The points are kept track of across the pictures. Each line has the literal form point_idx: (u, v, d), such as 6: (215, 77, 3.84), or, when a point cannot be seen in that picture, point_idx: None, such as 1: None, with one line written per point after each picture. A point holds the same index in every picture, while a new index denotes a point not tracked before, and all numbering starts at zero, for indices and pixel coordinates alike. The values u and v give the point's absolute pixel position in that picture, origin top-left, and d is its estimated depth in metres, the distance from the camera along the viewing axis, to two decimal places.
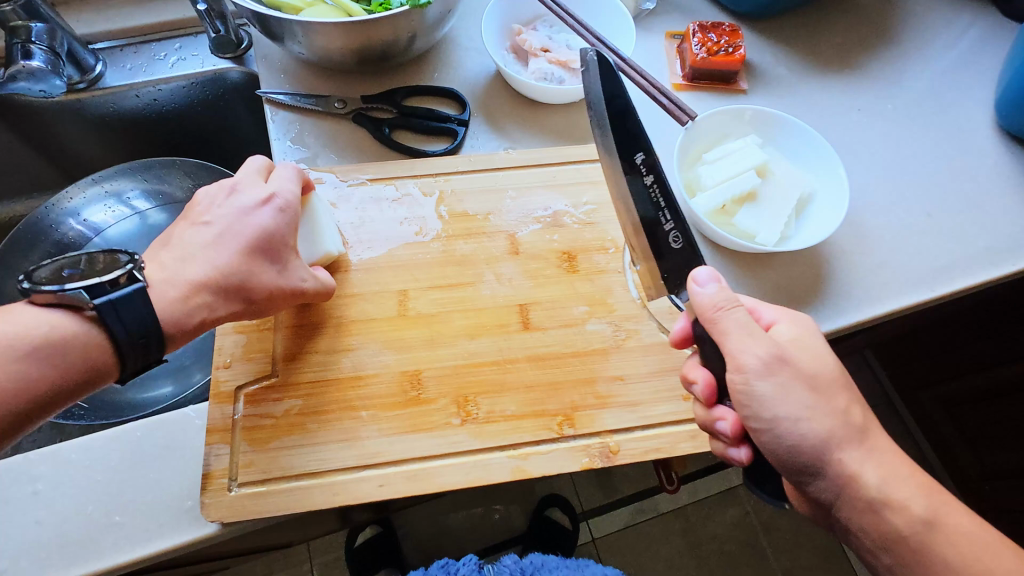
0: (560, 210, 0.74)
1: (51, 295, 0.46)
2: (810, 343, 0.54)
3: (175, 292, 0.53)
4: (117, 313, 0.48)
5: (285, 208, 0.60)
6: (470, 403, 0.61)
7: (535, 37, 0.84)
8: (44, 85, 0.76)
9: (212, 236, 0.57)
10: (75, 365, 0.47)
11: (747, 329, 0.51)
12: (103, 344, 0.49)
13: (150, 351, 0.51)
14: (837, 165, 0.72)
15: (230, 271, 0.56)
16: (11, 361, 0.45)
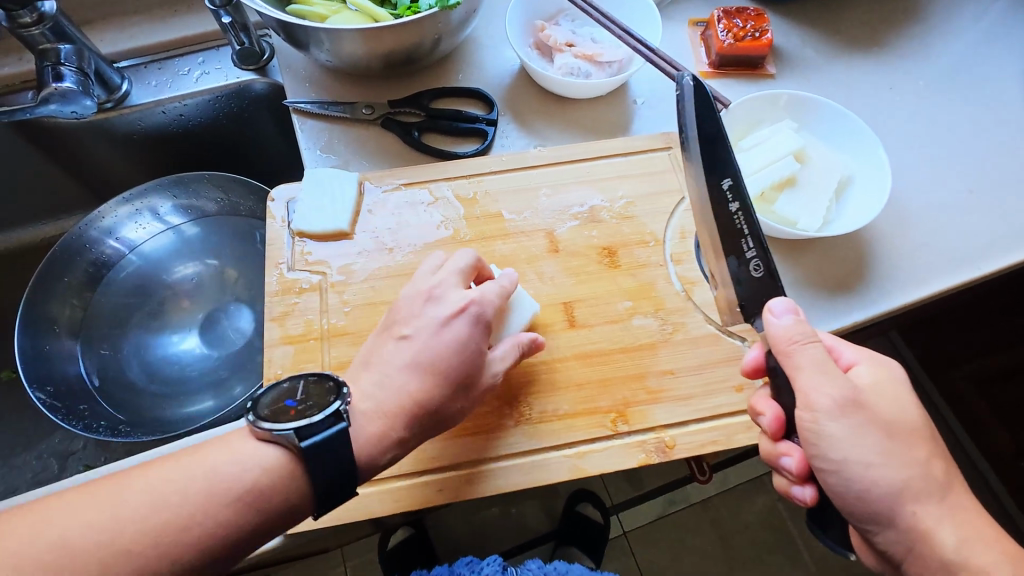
0: (596, 205, 0.73)
1: (268, 433, 0.47)
2: (894, 379, 0.53)
3: (374, 427, 0.51)
4: (317, 457, 0.47)
5: (478, 315, 0.56)
6: (523, 403, 0.61)
7: (559, 32, 0.83)
8: (75, 106, 0.77)
9: (410, 354, 0.54)
10: (271, 506, 0.47)
11: (834, 370, 0.50)
12: (302, 484, 0.48)
13: (342, 492, 0.49)
14: (875, 145, 0.71)
15: (422, 400, 0.53)
16: (223, 506, 0.45)
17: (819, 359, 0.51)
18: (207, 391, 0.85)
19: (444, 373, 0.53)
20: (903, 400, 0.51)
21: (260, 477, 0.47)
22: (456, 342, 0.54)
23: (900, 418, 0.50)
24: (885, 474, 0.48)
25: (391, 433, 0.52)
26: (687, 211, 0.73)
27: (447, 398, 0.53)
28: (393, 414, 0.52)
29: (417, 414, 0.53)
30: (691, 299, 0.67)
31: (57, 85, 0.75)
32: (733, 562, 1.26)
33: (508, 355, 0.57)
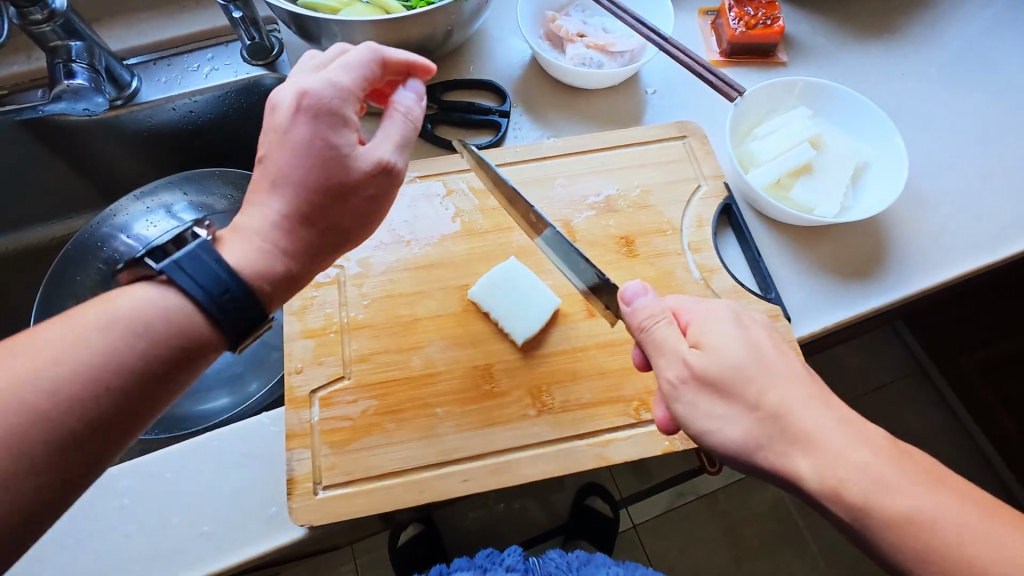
0: (612, 194, 0.73)
1: (139, 272, 0.45)
2: (728, 326, 0.50)
3: (255, 251, 0.47)
4: (191, 272, 0.44)
5: (317, 111, 0.49)
6: (545, 393, 0.61)
7: (570, 23, 0.83)
8: (87, 104, 0.76)
9: (276, 175, 0.49)
10: (156, 347, 0.42)
11: (665, 345, 0.51)
12: (192, 314, 0.44)
13: (241, 305, 0.45)
14: (892, 131, 0.71)
15: (302, 216, 0.49)
16: (96, 331, 0.41)
17: (659, 335, 0.51)
18: (222, 389, 0.85)
19: (316, 190, 0.49)
20: (723, 346, 0.49)
21: (129, 319, 0.42)
22: (328, 143, 0.48)
23: (734, 365, 0.48)
24: (734, 426, 0.47)
25: (274, 250, 0.48)
26: (702, 200, 0.73)
27: (321, 205, 0.49)
28: (271, 228, 0.48)
29: (300, 222, 0.49)
30: (709, 287, 0.67)
31: (69, 82, 0.75)
32: (742, 554, 1.26)
33: (395, 132, 0.52)
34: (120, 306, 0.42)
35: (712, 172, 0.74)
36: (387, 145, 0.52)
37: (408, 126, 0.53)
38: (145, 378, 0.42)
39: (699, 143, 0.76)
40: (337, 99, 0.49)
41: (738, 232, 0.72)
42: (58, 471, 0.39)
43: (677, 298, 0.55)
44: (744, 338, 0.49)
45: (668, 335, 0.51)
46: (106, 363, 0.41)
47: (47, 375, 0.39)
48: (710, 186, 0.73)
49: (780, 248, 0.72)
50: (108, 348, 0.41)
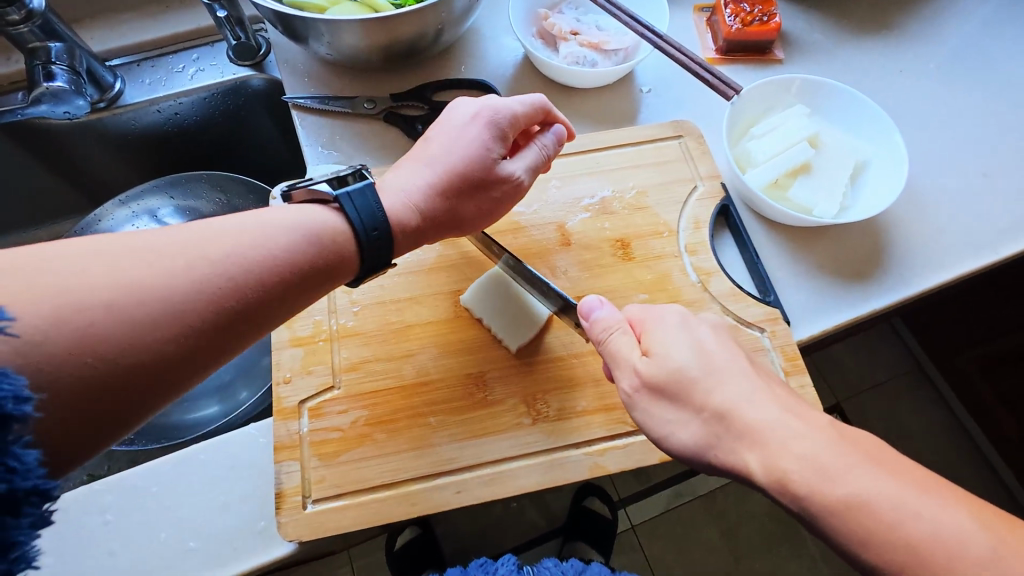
0: (607, 196, 0.71)
1: (307, 192, 0.51)
2: (675, 330, 0.49)
3: (400, 198, 0.52)
4: (358, 205, 0.49)
5: (493, 123, 0.56)
6: (541, 401, 0.60)
7: (563, 20, 0.82)
8: (68, 107, 0.76)
9: (435, 154, 0.55)
10: (312, 258, 0.46)
11: (619, 357, 0.49)
12: (346, 237, 0.48)
13: (380, 246, 0.50)
14: (892, 129, 0.69)
15: (442, 190, 0.53)
16: (286, 234, 0.45)
17: (612, 347, 0.50)
18: (210, 398, 0.83)
19: (461, 174, 0.54)
20: (671, 350, 0.47)
21: (298, 228, 0.46)
22: (486, 143, 0.55)
23: (684, 371, 0.46)
24: (687, 429, 0.45)
25: (411, 209, 0.52)
26: (700, 201, 0.71)
27: (462, 188, 0.54)
28: (419, 191, 0.53)
29: (442, 195, 0.53)
30: (707, 291, 0.66)
31: (48, 85, 0.73)
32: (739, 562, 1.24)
33: (533, 157, 0.59)
34: (294, 215, 0.47)
35: (708, 172, 0.73)
36: (524, 165, 0.58)
37: (545, 155, 0.59)
38: (290, 285, 0.45)
39: (696, 143, 0.75)
40: (505, 116, 0.56)
41: (736, 234, 0.71)
42: (192, 336, 0.39)
43: (633, 307, 0.53)
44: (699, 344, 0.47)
45: (621, 345, 0.50)
46: (269, 259, 0.43)
47: (219, 253, 0.41)
48: (707, 186, 0.72)
49: (779, 250, 0.71)
50: (272, 244, 0.44)
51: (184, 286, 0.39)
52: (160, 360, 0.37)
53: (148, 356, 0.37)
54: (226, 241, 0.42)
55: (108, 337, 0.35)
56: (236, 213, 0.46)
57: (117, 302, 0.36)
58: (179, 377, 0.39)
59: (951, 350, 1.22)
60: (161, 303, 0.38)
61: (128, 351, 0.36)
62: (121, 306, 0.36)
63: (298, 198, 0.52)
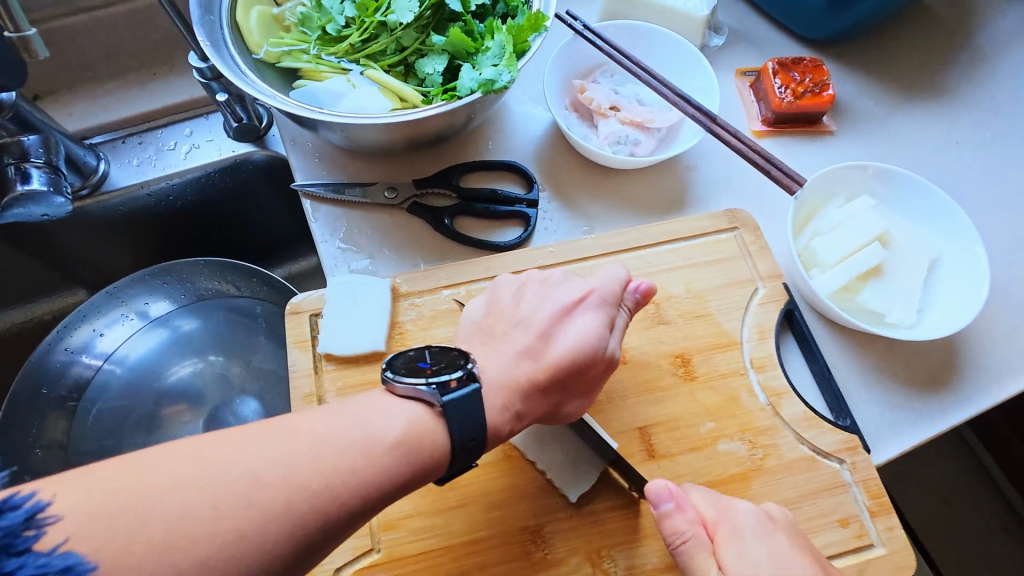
0: (661, 300, 0.65)
1: (409, 389, 0.44)
2: (752, 538, 0.44)
3: (501, 394, 0.48)
4: (462, 416, 0.44)
5: (597, 307, 0.53)
6: (606, 558, 0.53)
7: (601, 93, 0.75)
8: (45, 207, 0.65)
9: (526, 345, 0.51)
10: (407, 474, 0.41)
11: (696, 574, 0.44)
12: (444, 447, 0.43)
13: (471, 454, 0.45)
14: (967, 228, 0.64)
15: (543, 382, 0.49)
16: (383, 452, 0.41)
17: (687, 560, 0.45)
18: None
19: (561, 367, 0.50)
20: (748, 570, 0.42)
21: (395, 441, 0.41)
22: (581, 330, 0.51)
23: None
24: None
25: (511, 410, 0.48)
26: (761, 306, 0.65)
27: (564, 380, 0.50)
28: (515, 390, 0.48)
29: (540, 390, 0.49)
30: (778, 414, 0.60)
31: (22, 187, 0.63)
32: None
33: (621, 323, 0.54)
34: (397, 428, 0.42)
35: (768, 271, 0.67)
36: (617, 338, 0.53)
37: (630, 318, 0.55)
38: (380, 501, 0.41)
39: (753, 236, 0.68)
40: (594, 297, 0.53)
41: (802, 342, 0.65)
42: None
43: (702, 499, 0.48)
44: (780, 558, 0.43)
45: (697, 560, 0.45)
46: (364, 481, 0.39)
47: (320, 483, 0.38)
48: (768, 288, 0.66)
49: (847, 358, 0.65)
50: (368, 461, 0.40)
51: (277, 528, 0.36)
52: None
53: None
54: (322, 462, 0.38)
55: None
56: (336, 415, 0.42)
57: (215, 558, 0.33)
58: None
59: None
60: (254, 552, 0.35)
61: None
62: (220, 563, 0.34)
63: (398, 391, 0.44)
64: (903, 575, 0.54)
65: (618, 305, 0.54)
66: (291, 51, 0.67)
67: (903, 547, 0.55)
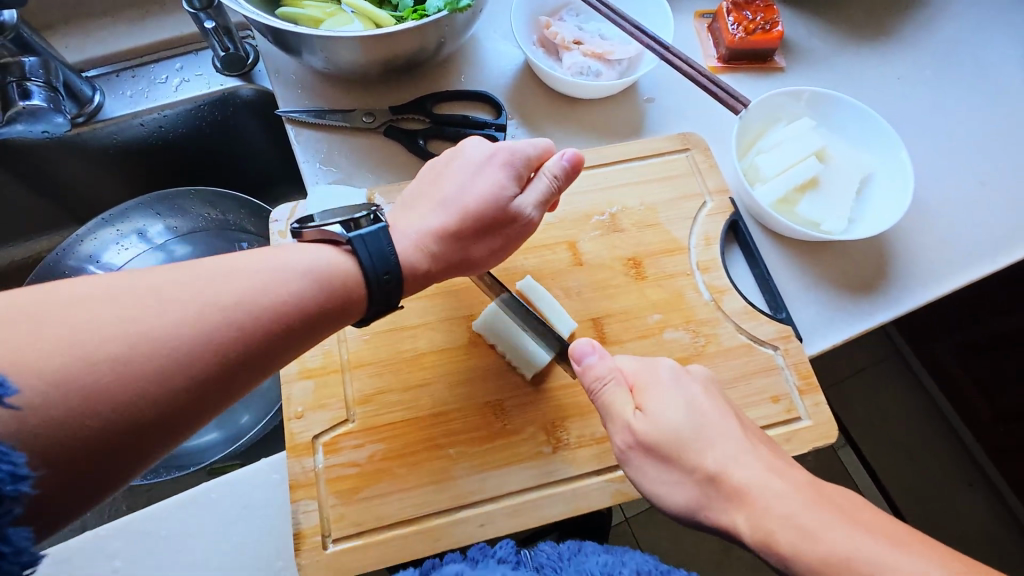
0: (617, 211, 0.70)
1: (320, 233, 0.49)
2: (670, 386, 0.51)
3: (411, 241, 0.52)
4: (369, 249, 0.48)
5: (512, 168, 0.55)
6: (560, 428, 0.59)
7: (566, 29, 0.80)
8: (45, 125, 0.71)
9: (442, 199, 0.54)
10: (319, 303, 0.45)
11: (613, 411, 0.51)
12: (356, 278, 0.47)
13: (387, 287, 0.48)
14: (896, 144, 0.70)
15: (451, 234, 0.53)
16: (296, 279, 0.44)
17: (607, 400, 0.52)
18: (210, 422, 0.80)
19: (470, 218, 0.53)
20: (665, 410, 0.50)
21: (305, 271, 0.45)
22: (490, 188, 0.54)
23: (674, 428, 0.48)
24: (677, 491, 0.48)
25: (421, 255, 0.52)
26: (709, 216, 0.71)
27: (474, 235, 0.54)
28: (425, 237, 0.52)
29: (449, 239, 0.53)
30: (719, 309, 0.66)
31: (24, 103, 0.68)
32: None
33: (541, 187, 0.56)
34: (304, 260, 0.45)
35: (717, 187, 0.72)
36: (532, 199, 0.55)
37: (555, 184, 0.56)
38: (291, 334, 0.44)
39: (703, 156, 0.74)
40: (510, 155, 0.55)
41: (746, 250, 0.71)
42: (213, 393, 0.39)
43: (627, 359, 0.55)
44: (689, 403, 0.50)
45: (616, 398, 0.51)
46: (276, 308, 0.42)
47: (235, 300, 0.40)
48: (716, 202, 0.72)
49: (788, 266, 0.71)
50: (280, 291, 0.43)
51: (189, 337, 0.38)
52: (160, 412, 0.36)
53: (153, 409, 0.36)
54: (234, 285, 0.41)
55: (112, 395, 0.34)
56: (242, 256, 0.44)
57: (124, 357, 0.35)
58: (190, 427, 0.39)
59: (925, 325, 1.14)
60: (164, 357, 0.37)
61: (137, 405, 0.35)
62: (131, 362, 0.35)
63: (311, 238, 0.50)
64: (826, 443, 0.60)
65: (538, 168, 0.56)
66: None
67: (827, 420, 0.61)
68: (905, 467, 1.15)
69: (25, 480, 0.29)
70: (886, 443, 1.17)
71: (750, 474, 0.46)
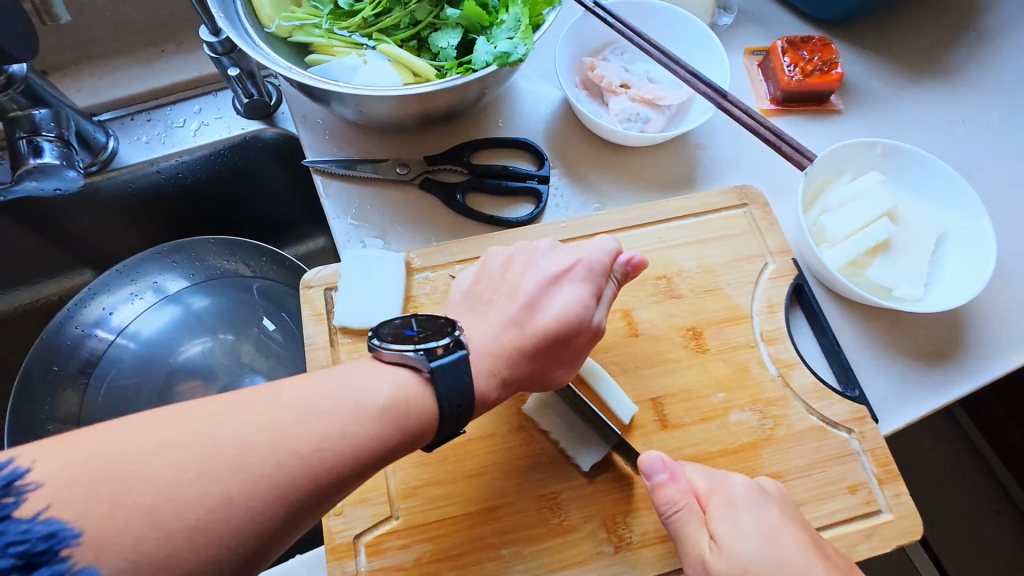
0: (673, 275, 0.65)
1: (398, 353, 0.43)
2: (747, 513, 0.46)
3: (487, 360, 0.48)
4: (449, 381, 0.42)
5: (587, 277, 0.52)
6: (622, 524, 0.54)
7: (611, 71, 0.75)
8: (57, 181, 0.65)
9: (513, 313, 0.50)
10: (395, 438, 0.40)
11: (686, 545, 0.46)
12: (429, 406, 0.42)
13: (461, 420, 0.43)
14: (976, 203, 0.65)
15: (528, 349, 0.49)
16: (373, 418, 0.40)
17: (680, 529, 0.47)
18: None
19: (546, 334, 0.49)
20: (743, 543, 0.44)
21: (386, 405, 0.41)
22: (568, 300, 0.51)
23: (755, 565, 0.43)
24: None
25: (494, 379, 0.48)
26: (771, 280, 0.66)
27: (552, 348, 0.50)
28: (502, 355, 0.48)
29: (527, 354, 0.49)
30: (787, 386, 0.61)
31: (35, 161, 0.63)
32: None
33: (608, 296, 0.53)
34: (389, 393, 0.41)
35: (778, 246, 0.67)
36: (604, 310, 0.52)
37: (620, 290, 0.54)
38: (364, 472, 0.39)
39: (762, 212, 0.69)
40: (581, 268, 0.52)
41: (811, 316, 0.66)
42: (278, 538, 0.35)
43: (697, 474, 0.49)
44: (771, 536, 0.44)
45: (688, 528, 0.46)
46: (354, 445, 0.39)
47: (315, 446, 0.37)
48: (778, 263, 0.67)
49: (855, 333, 0.66)
50: (360, 429, 0.39)
51: (264, 494, 0.35)
52: (234, 575, 0.34)
53: (228, 572, 0.33)
54: (314, 428, 0.37)
55: (191, 562, 0.32)
56: (321, 377, 0.41)
57: (200, 525, 0.32)
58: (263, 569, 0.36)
59: None
60: (244, 517, 0.34)
61: (213, 569, 0.33)
62: (206, 534, 0.32)
63: (386, 357, 0.43)
64: (909, 539, 0.56)
65: (607, 276, 0.53)
66: (302, 25, 0.66)
67: (910, 513, 0.56)
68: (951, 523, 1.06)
69: None
70: (916, 469, 1.10)
71: None
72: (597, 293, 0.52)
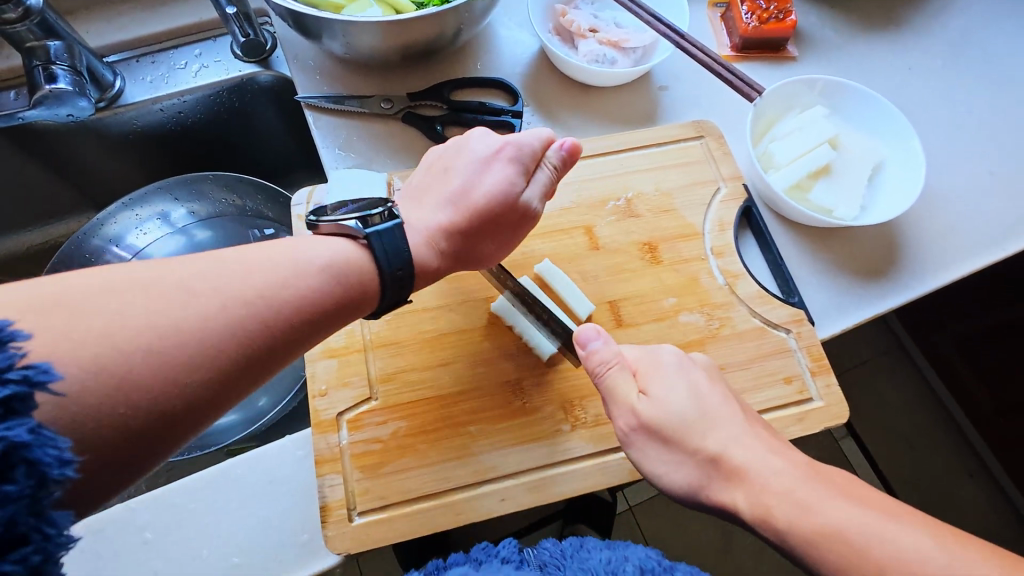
0: (633, 196, 0.71)
1: (335, 225, 0.50)
2: (673, 374, 0.53)
3: (425, 235, 0.55)
4: (385, 246, 0.50)
5: (516, 159, 0.58)
6: (578, 407, 0.61)
7: (581, 17, 0.80)
8: (70, 108, 0.72)
9: (449, 193, 0.57)
10: (336, 295, 0.47)
11: (616, 394, 0.53)
12: (371, 270, 0.50)
13: (402, 283, 0.51)
14: (906, 129, 0.72)
15: (462, 224, 0.56)
16: (312, 275, 0.46)
17: (611, 384, 0.53)
18: None
19: (478, 210, 0.56)
20: (668, 396, 0.51)
21: (323, 265, 0.47)
22: (498, 179, 0.57)
23: (676, 415, 0.50)
24: (678, 471, 0.49)
25: (434, 248, 0.55)
26: (723, 203, 0.72)
27: (484, 225, 0.57)
28: (439, 229, 0.55)
29: (462, 229, 0.56)
30: (734, 293, 0.67)
31: (50, 87, 0.69)
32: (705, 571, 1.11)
33: (542, 179, 0.59)
34: (322, 256, 0.47)
35: (730, 173, 0.74)
36: (535, 191, 0.59)
37: (555, 175, 0.60)
38: (304, 325, 0.45)
39: (717, 144, 0.75)
40: (512, 151, 0.58)
41: (759, 235, 0.72)
42: (225, 375, 0.40)
43: (630, 348, 0.57)
44: (691, 392, 0.52)
45: (619, 382, 0.53)
46: (295, 297, 0.44)
47: (255, 294, 0.42)
48: (729, 188, 0.73)
49: (799, 252, 0.72)
50: (300, 285, 0.45)
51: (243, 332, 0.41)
52: (187, 403, 0.38)
53: (182, 397, 0.38)
54: (253, 279, 0.43)
55: (142, 384, 0.36)
56: (268, 249, 0.46)
57: (158, 346, 0.37)
58: (215, 411, 0.40)
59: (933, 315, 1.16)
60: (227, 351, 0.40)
61: (164, 393, 0.37)
62: (159, 354, 0.37)
63: (325, 231, 0.51)
64: (837, 423, 0.62)
65: (539, 162, 0.59)
66: None
67: (839, 401, 0.63)
68: (905, 457, 1.19)
69: (71, 463, 0.31)
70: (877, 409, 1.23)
71: (749, 455, 0.47)
72: (528, 175, 0.58)
